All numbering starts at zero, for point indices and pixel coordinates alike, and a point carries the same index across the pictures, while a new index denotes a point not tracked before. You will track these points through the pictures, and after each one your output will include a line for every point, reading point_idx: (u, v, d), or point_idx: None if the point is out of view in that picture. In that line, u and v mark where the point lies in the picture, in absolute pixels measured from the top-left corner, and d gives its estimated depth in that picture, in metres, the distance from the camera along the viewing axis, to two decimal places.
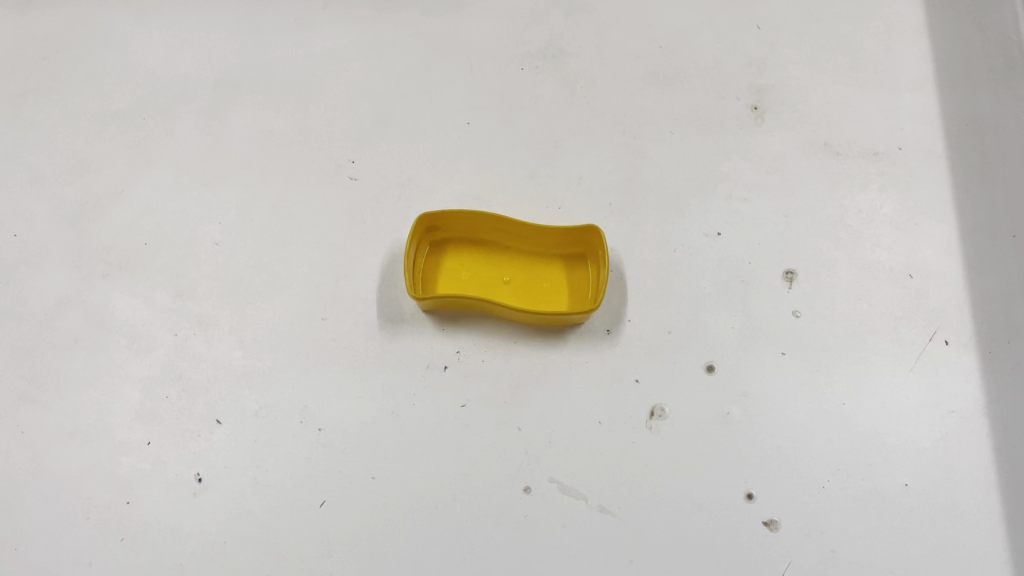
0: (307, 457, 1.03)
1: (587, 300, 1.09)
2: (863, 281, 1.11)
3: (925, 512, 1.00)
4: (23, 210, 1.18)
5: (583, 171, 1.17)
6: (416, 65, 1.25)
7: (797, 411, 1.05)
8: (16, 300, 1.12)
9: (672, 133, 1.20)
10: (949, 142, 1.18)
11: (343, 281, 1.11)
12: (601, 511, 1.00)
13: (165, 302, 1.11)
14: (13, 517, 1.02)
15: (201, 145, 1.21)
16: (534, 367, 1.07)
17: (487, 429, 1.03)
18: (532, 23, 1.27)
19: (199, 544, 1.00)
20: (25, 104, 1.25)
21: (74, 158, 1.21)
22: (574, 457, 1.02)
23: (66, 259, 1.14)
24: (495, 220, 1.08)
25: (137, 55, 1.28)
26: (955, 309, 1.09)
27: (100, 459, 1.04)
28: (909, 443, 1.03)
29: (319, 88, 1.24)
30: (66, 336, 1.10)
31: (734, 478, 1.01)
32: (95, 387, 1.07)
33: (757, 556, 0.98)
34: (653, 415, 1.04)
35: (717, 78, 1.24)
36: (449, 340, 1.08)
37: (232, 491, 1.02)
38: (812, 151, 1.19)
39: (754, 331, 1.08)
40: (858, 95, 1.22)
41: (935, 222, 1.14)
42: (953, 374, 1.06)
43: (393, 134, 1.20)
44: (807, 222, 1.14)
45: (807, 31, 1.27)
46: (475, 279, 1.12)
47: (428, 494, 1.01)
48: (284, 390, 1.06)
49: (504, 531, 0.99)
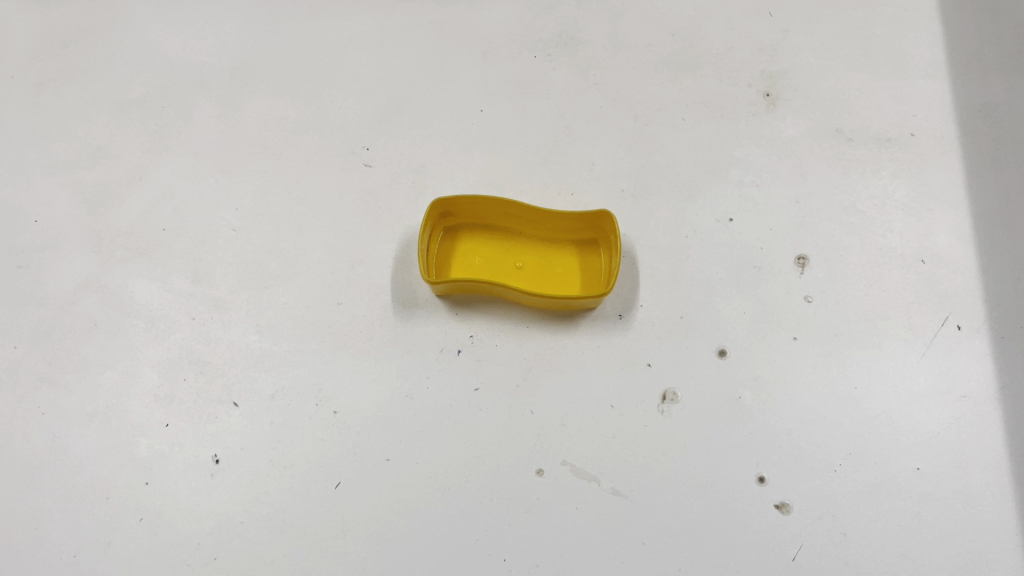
0: (323, 439, 1.04)
1: (599, 283, 1.10)
2: (875, 266, 1.11)
3: (937, 495, 1.00)
4: (43, 196, 1.19)
5: (595, 157, 1.18)
6: (429, 53, 1.26)
7: (809, 395, 1.05)
8: (37, 284, 1.14)
9: (684, 119, 1.20)
10: (963, 128, 1.18)
11: (357, 266, 1.13)
12: (612, 493, 1.01)
13: (182, 286, 1.13)
14: (34, 497, 1.04)
15: (218, 132, 1.22)
16: (547, 351, 1.07)
17: (500, 412, 1.04)
18: (545, 11, 1.28)
19: (216, 524, 1.01)
20: (44, 92, 1.27)
21: (92, 145, 1.23)
22: (587, 439, 1.03)
23: (85, 244, 1.16)
24: (508, 205, 1.09)
25: (155, 44, 1.29)
26: (968, 294, 1.09)
27: (119, 440, 1.06)
28: (920, 427, 1.04)
29: (334, 76, 1.25)
30: (86, 319, 1.12)
31: (746, 462, 1.02)
32: (115, 369, 1.09)
33: (768, 539, 0.99)
34: (665, 399, 1.04)
35: (729, 65, 1.24)
36: (462, 324, 1.09)
37: (249, 472, 1.03)
38: (824, 137, 1.19)
39: (766, 315, 1.09)
40: (870, 81, 1.22)
41: (947, 207, 1.14)
42: (965, 359, 1.06)
43: (407, 121, 1.21)
44: (819, 208, 1.15)
45: (820, 18, 1.27)
46: (488, 264, 1.13)
47: (442, 476, 1.02)
48: (300, 373, 1.07)
49: (517, 513, 1.00)
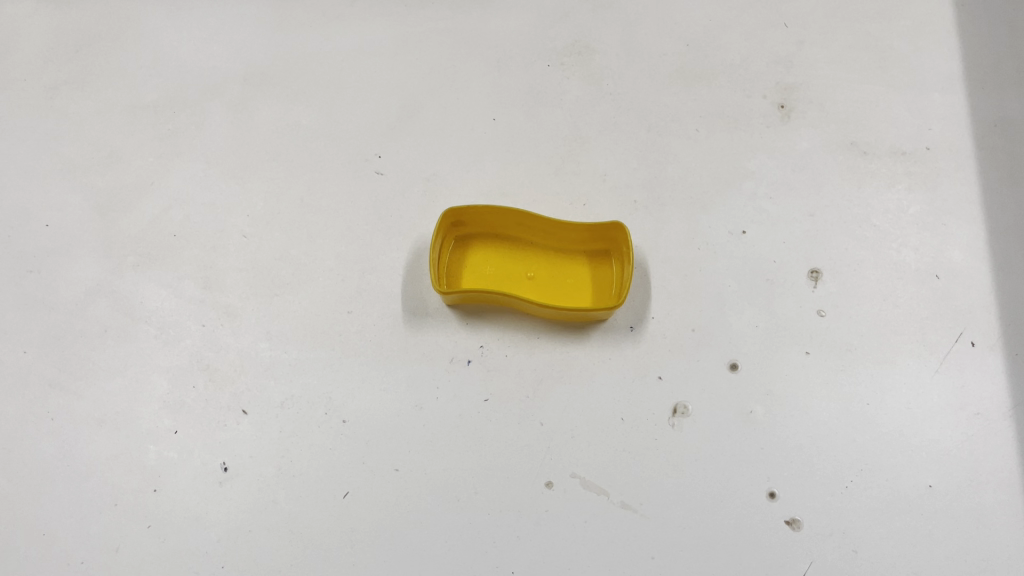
0: (332, 449, 1.04)
1: (610, 295, 1.09)
2: (889, 281, 1.10)
3: (949, 513, 0.99)
4: (54, 200, 1.19)
5: (607, 167, 1.17)
6: (443, 61, 1.26)
7: (820, 410, 1.04)
8: (48, 288, 1.14)
9: (698, 130, 1.20)
10: (979, 142, 1.17)
11: (368, 275, 1.12)
12: (622, 507, 1.00)
13: (193, 293, 1.13)
14: (41, 501, 1.04)
15: (231, 138, 1.22)
16: (558, 362, 1.07)
17: (510, 423, 1.04)
18: (559, 20, 1.28)
19: (224, 532, 1.01)
20: (57, 96, 1.27)
21: (105, 150, 1.23)
22: (597, 452, 1.02)
23: (96, 249, 1.16)
24: (520, 215, 1.08)
25: (168, 50, 1.29)
26: (983, 311, 1.08)
27: (129, 447, 1.05)
28: (932, 443, 1.03)
29: (347, 82, 1.25)
30: (97, 325, 1.12)
31: (757, 477, 1.01)
32: (125, 375, 1.09)
33: (779, 556, 0.98)
34: (676, 412, 1.04)
35: (744, 76, 1.23)
36: (471, 334, 1.08)
37: (257, 480, 1.03)
38: (839, 150, 1.18)
39: (779, 329, 1.08)
40: (887, 94, 1.21)
41: (962, 221, 1.13)
42: (979, 375, 1.05)
43: (419, 129, 1.21)
44: (833, 221, 1.14)
45: (835, 30, 1.26)
46: (499, 274, 1.13)
47: (451, 486, 1.01)
48: (309, 382, 1.07)
49: (525, 525, 0.99)
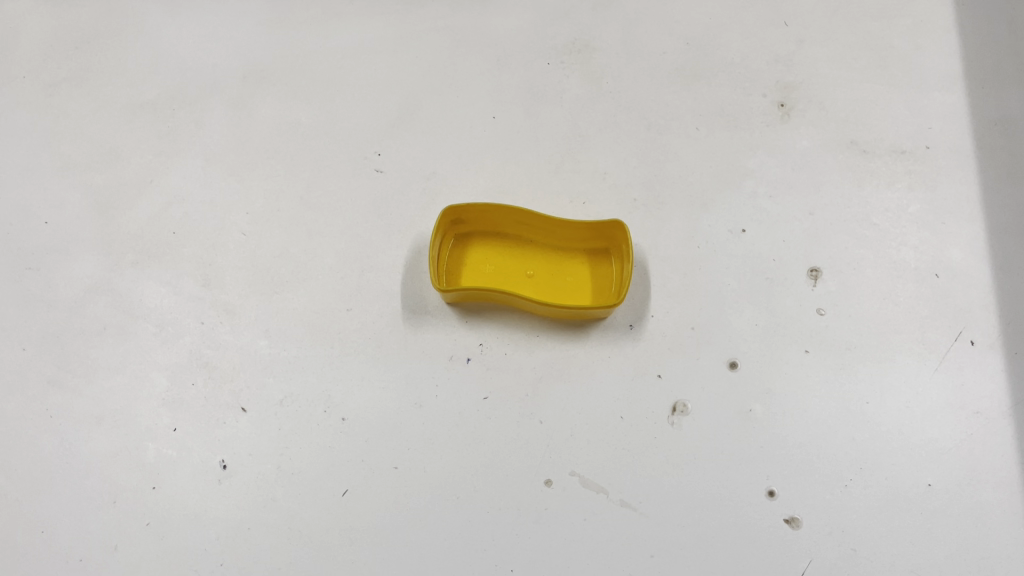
0: (331, 446, 1.03)
1: (610, 293, 1.09)
2: (889, 280, 1.10)
3: (949, 512, 0.99)
4: (54, 198, 1.19)
5: (607, 165, 1.17)
6: (443, 59, 1.25)
7: (820, 409, 1.04)
8: (48, 286, 1.14)
9: (698, 129, 1.20)
10: (979, 141, 1.17)
11: (368, 273, 1.12)
12: (622, 506, 1.00)
13: (192, 291, 1.13)
14: (41, 499, 1.03)
15: (231, 135, 1.22)
16: (557, 360, 1.07)
17: (509, 421, 1.04)
18: (559, 18, 1.28)
19: (223, 530, 1.01)
20: (56, 94, 1.27)
21: (104, 147, 1.23)
22: (596, 451, 1.02)
23: (95, 246, 1.16)
24: (519, 213, 1.08)
25: (168, 48, 1.29)
26: (982, 310, 1.08)
27: (128, 444, 1.05)
28: (932, 442, 1.03)
29: (346, 80, 1.25)
30: (96, 322, 1.12)
31: (757, 476, 1.01)
32: (124, 372, 1.09)
33: (778, 554, 0.98)
34: (676, 411, 1.04)
35: (744, 75, 1.23)
36: (471, 332, 1.08)
37: (256, 478, 1.03)
38: (839, 149, 1.18)
39: (778, 328, 1.08)
40: (886, 93, 1.21)
41: (962, 221, 1.13)
42: (978, 374, 1.05)
43: (419, 127, 1.21)
44: (833, 220, 1.14)
45: (835, 29, 1.26)
46: (499, 272, 1.13)
47: (450, 484, 1.01)
48: (308, 380, 1.07)
49: (524, 523, 0.99)
